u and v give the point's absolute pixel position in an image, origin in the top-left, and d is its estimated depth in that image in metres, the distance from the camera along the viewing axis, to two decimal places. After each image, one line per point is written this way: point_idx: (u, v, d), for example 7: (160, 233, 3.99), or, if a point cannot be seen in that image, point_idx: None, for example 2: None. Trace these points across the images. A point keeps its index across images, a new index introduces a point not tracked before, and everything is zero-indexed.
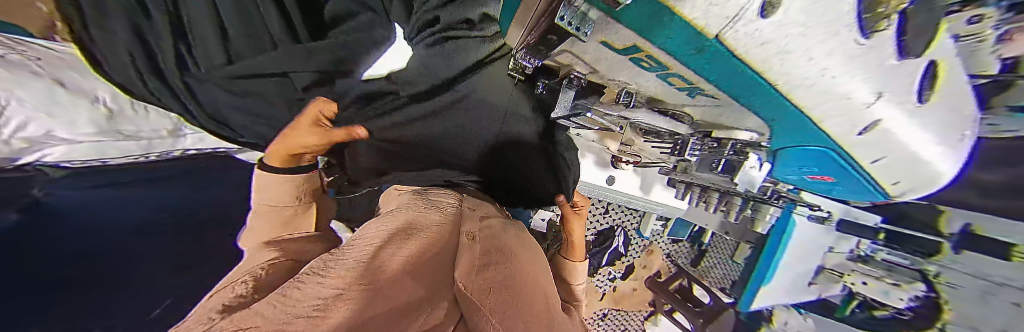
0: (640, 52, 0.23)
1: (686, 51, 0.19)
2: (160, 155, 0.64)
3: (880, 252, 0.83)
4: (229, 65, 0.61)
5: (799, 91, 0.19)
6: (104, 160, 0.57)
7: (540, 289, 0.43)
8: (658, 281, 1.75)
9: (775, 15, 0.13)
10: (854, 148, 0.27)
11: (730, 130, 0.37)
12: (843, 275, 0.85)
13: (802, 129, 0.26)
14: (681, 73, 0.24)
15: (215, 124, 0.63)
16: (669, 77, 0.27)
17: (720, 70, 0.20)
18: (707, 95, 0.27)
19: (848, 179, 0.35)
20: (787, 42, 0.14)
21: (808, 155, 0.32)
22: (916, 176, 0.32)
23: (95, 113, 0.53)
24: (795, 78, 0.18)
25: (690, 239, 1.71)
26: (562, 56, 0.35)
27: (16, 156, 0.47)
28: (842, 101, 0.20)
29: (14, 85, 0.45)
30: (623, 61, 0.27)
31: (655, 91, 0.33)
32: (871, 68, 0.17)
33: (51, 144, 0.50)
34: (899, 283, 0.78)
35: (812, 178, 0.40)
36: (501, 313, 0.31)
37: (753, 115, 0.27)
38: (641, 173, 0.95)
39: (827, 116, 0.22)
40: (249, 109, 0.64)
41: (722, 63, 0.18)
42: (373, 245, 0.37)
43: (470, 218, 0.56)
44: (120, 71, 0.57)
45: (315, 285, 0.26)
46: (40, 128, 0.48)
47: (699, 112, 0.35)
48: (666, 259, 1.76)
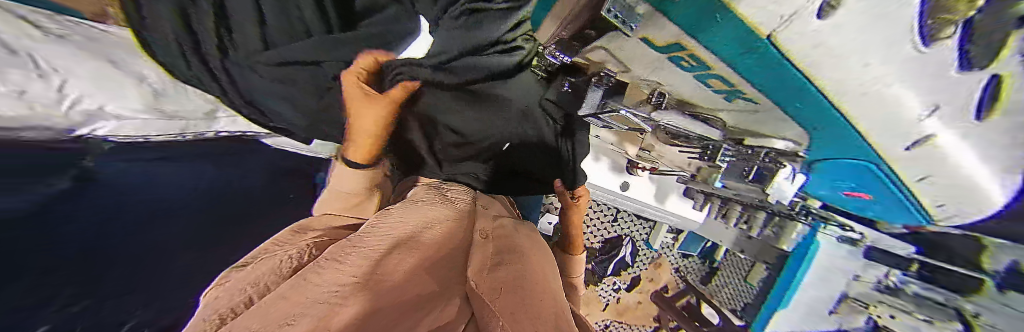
0: (683, 50, 0.26)
1: (733, 49, 0.22)
2: (195, 135, 0.70)
3: (912, 285, 0.71)
4: (264, 51, 0.59)
5: (835, 86, 0.22)
6: (147, 138, 0.63)
7: (550, 292, 0.42)
8: (664, 296, 1.71)
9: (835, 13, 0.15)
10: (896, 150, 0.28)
11: (766, 138, 0.39)
12: (867, 307, 0.78)
13: (836, 126, 0.28)
14: (722, 73, 0.27)
15: (247, 106, 0.67)
16: (709, 78, 0.30)
17: (763, 67, 0.23)
18: (745, 97, 0.30)
19: (874, 180, 0.37)
20: (840, 40, 0.17)
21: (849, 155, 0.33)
22: (955, 188, 0.32)
23: (142, 92, 0.56)
24: (834, 74, 0.21)
25: (703, 254, 1.62)
26: (595, 53, 0.36)
27: (73, 128, 0.50)
28: (879, 103, 0.22)
29: (74, 64, 0.47)
30: (662, 59, 0.30)
31: (688, 92, 0.35)
32: (917, 73, 0.19)
33: (102, 121, 0.54)
34: (932, 320, 0.68)
35: (838, 177, 0.41)
36: (512, 312, 0.30)
37: (785, 112, 0.30)
38: (655, 182, 0.94)
39: (860, 113, 0.24)
40: (279, 94, 0.66)
41: (766, 59, 0.22)
42: (390, 233, 0.39)
43: (483, 216, 0.57)
44: (165, 52, 0.54)
45: (333, 271, 0.27)
46: (94, 103, 0.51)
47: (735, 116, 0.37)
48: (674, 273, 1.70)
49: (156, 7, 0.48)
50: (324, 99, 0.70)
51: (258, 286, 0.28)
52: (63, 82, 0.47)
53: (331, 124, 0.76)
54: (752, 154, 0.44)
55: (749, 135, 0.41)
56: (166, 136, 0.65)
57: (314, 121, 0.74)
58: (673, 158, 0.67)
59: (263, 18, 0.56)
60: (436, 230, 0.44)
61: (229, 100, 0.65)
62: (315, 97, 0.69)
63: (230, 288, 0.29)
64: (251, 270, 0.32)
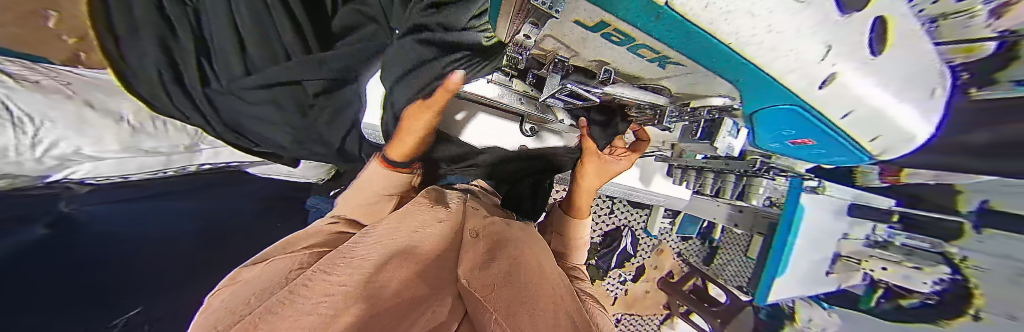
0: (608, 27, 0.25)
1: (646, 20, 0.21)
2: (177, 170, 0.68)
3: (900, 236, 0.70)
4: (248, 77, 0.64)
5: (751, 48, 0.20)
6: (125, 177, 0.61)
7: (546, 281, 0.44)
8: (670, 281, 1.72)
9: None
10: (824, 104, 0.26)
11: (705, 97, 0.37)
12: (861, 263, 0.74)
13: (769, 88, 0.26)
14: (648, 43, 0.26)
15: (233, 134, 0.69)
16: (639, 49, 0.29)
17: (677, 36, 0.22)
18: (674, 62, 0.29)
19: (827, 141, 0.33)
20: (727, 3, 0.16)
21: (780, 116, 0.31)
22: (895, 132, 0.30)
23: (122, 129, 0.56)
24: (743, 36, 0.19)
25: (701, 236, 1.66)
26: (547, 42, 0.38)
27: (46, 175, 0.50)
28: (795, 60, 0.20)
29: (47, 107, 0.47)
30: (596, 38, 0.30)
31: (632, 68, 0.35)
32: (818, 24, 0.17)
33: (78, 162, 0.53)
34: (921, 267, 0.66)
35: (793, 143, 0.38)
36: (506, 307, 0.32)
37: (720, 78, 0.28)
38: (639, 165, 0.98)
39: (784, 72, 0.22)
40: (263, 117, 0.69)
41: (677, 27, 0.20)
42: (379, 242, 0.39)
43: (474, 215, 0.58)
44: (145, 83, 0.56)
45: (322, 284, 0.27)
46: (70, 146, 0.50)
47: (675, 83, 0.37)
48: (677, 258, 1.72)
49: (135, 40, 0.53)
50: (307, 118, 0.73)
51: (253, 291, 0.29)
52: (38, 128, 0.47)
53: (319, 142, 0.79)
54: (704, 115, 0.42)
55: (694, 99, 0.40)
56: (144, 174, 0.63)
57: (301, 138, 0.75)
58: (646, 139, 0.73)
59: (246, 51, 0.62)
60: (425, 231, 0.44)
61: (215, 130, 0.67)
62: (297, 116, 0.72)
63: (217, 308, 0.27)
64: (241, 288, 0.31)
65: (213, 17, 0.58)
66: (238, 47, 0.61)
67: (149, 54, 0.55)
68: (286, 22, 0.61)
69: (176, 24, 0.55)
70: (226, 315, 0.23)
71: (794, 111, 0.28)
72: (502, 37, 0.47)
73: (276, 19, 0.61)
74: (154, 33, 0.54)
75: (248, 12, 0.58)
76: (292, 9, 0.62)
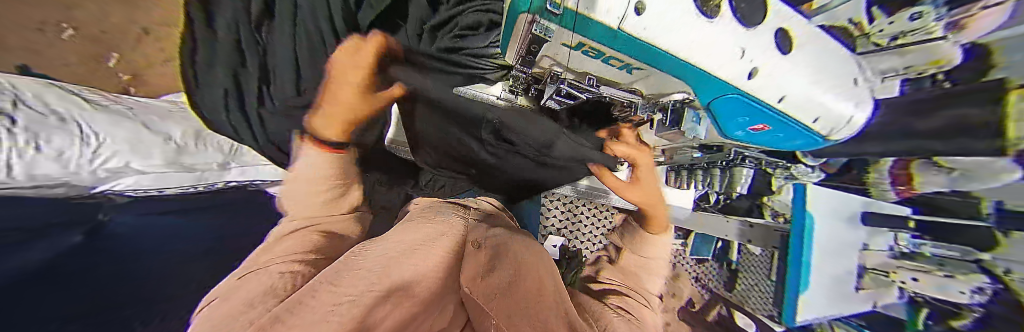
0: (585, 46, 0.32)
1: (607, 38, 0.28)
2: (205, 186, 0.73)
3: (927, 246, 0.69)
4: (301, 99, 0.74)
5: (687, 54, 0.27)
6: (160, 191, 0.64)
7: (546, 296, 0.42)
8: (692, 310, 1.56)
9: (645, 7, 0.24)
10: (761, 95, 0.31)
11: (667, 94, 0.43)
12: (890, 275, 0.71)
13: (713, 87, 0.31)
14: (615, 56, 0.32)
15: (275, 150, 0.74)
16: (610, 61, 0.36)
17: (631, 50, 0.29)
18: (637, 69, 0.34)
19: (778, 126, 0.35)
20: (656, 21, 0.25)
21: (730, 110, 0.34)
22: (830, 116, 0.34)
23: (166, 147, 0.64)
24: (681, 45, 0.27)
25: (716, 257, 1.58)
26: (543, 62, 0.43)
27: (94, 185, 0.54)
28: (717, 58, 0.28)
29: (110, 123, 0.57)
30: (577, 54, 0.36)
31: (609, 75, 0.41)
32: (732, 32, 0.27)
33: (125, 174, 0.58)
34: (953, 275, 0.65)
35: (750, 132, 0.39)
36: (507, 313, 0.32)
37: (675, 80, 0.33)
38: None
39: (720, 69, 0.29)
40: (301, 131, 0.74)
41: (630, 43, 0.27)
42: (390, 249, 0.42)
43: (475, 230, 0.58)
44: (215, 102, 0.68)
45: (327, 296, 0.20)
46: (119, 161, 0.57)
47: (646, 87, 0.43)
48: (695, 283, 1.61)
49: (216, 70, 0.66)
50: None
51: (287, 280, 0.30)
52: (99, 143, 0.54)
53: None
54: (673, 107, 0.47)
55: (660, 97, 0.45)
56: (175, 189, 0.67)
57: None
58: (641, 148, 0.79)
59: None
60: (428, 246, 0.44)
61: (262, 146, 0.74)
62: None
63: (223, 302, 0.25)
64: (223, 300, 0.27)
65: (273, 38, 0.64)
66: (299, 75, 0.73)
67: (219, 78, 0.65)
68: (341, 52, 0.64)
69: (247, 53, 0.63)
70: (262, 295, 0.25)
71: (741, 105, 0.32)
72: (509, 59, 0.52)
73: (333, 55, 0.73)
74: (228, 66, 0.63)
75: (314, 47, 0.71)
76: None
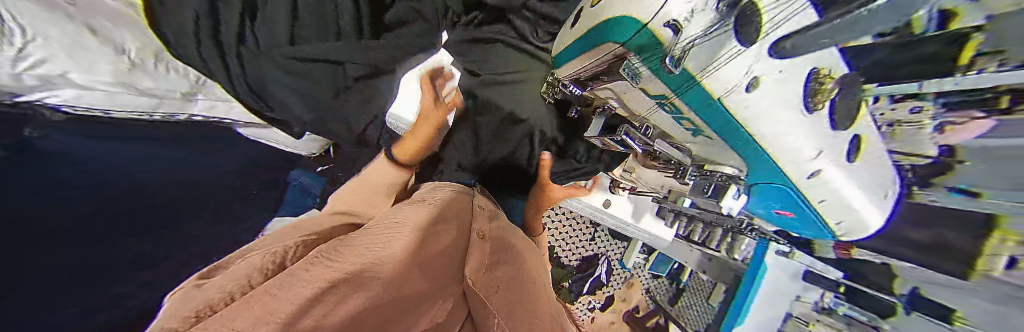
0: (666, 98, 0.42)
1: (701, 101, 0.35)
2: (163, 116, 0.68)
3: (845, 306, 0.64)
4: (289, 46, 0.69)
5: (767, 140, 0.31)
6: (105, 113, 0.59)
7: (543, 294, 0.46)
8: (635, 317, 1.77)
9: (756, 90, 0.28)
10: (810, 192, 0.36)
11: (718, 165, 0.45)
12: (808, 325, 0.68)
13: (773, 170, 0.35)
14: (693, 118, 0.40)
15: (252, 96, 0.71)
16: (683, 120, 0.43)
17: (709, 115, 0.35)
18: (706, 135, 0.41)
19: (805, 216, 0.43)
20: (762, 104, 0.28)
21: (773, 192, 0.41)
22: (853, 221, 0.40)
23: (118, 65, 0.57)
24: (769, 131, 0.30)
25: (671, 276, 1.67)
26: (615, 85, 0.54)
27: (25, 94, 0.47)
28: (794, 152, 0.31)
29: (46, 23, 0.47)
30: (654, 102, 0.46)
31: (673, 130, 0.49)
32: (816, 134, 0.29)
33: (58, 87, 0.51)
34: None
35: (779, 213, 0.48)
36: (507, 310, 0.33)
37: (733, 153, 0.39)
38: (633, 200, 1.05)
39: (787, 161, 0.32)
40: (289, 86, 0.72)
41: (709, 109, 0.34)
42: (379, 235, 0.39)
43: (478, 216, 0.59)
44: (172, 22, 0.59)
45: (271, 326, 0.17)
46: (55, 69, 0.49)
47: (700, 149, 0.47)
48: (644, 294, 1.79)
49: None
50: (339, 96, 0.77)
51: (241, 282, 0.27)
52: (28, 42, 0.45)
53: (337, 120, 0.81)
54: (714, 176, 0.47)
55: (708, 163, 0.47)
56: (129, 113, 0.62)
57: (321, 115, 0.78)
58: (648, 179, 0.81)
59: (295, 19, 0.67)
60: (438, 232, 0.44)
61: (235, 89, 0.69)
62: (330, 93, 0.76)
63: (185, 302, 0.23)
64: (197, 294, 0.24)
65: None
66: (290, 14, 0.66)
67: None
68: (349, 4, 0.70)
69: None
70: (203, 314, 0.20)
71: (784, 191, 0.38)
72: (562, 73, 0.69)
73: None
74: None
75: None
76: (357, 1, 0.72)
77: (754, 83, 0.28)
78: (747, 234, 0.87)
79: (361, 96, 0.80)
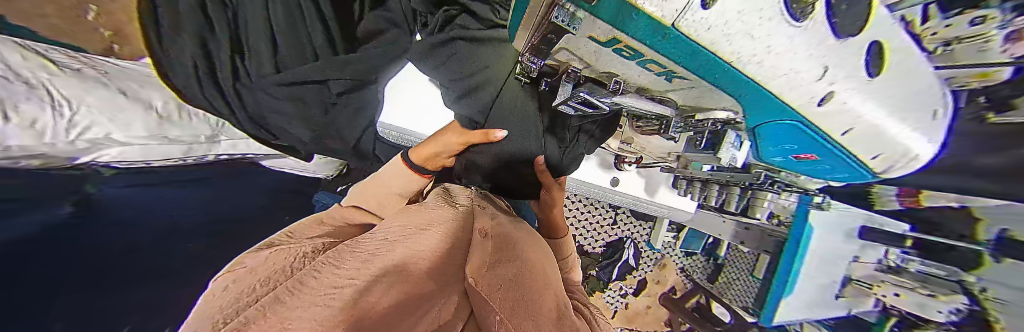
0: (620, 43, 0.28)
1: (652, 37, 0.23)
2: (195, 159, 0.75)
3: (913, 262, 0.75)
4: (276, 74, 0.73)
5: (752, 68, 0.22)
6: (147, 162, 0.66)
7: (550, 289, 0.45)
8: (672, 298, 1.69)
9: (714, 5, 0.18)
10: (823, 124, 0.28)
11: (708, 110, 0.39)
12: (872, 287, 0.78)
13: (770, 107, 0.28)
14: (656, 58, 0.28)
15: (258, 128, 0.76)
16: (648, 63, 0.31)
17: (685, 54, 0.24)
18: (681, 77, 0.31)
19: (831, 158, 0.35)
20: (728, 24, 0.19)
21: (780, 132, 0.32)
22: (891, 150, 0.32)
23: (150, 117, 0.63)
24: (749, 56, 0.21)
25: (705, 252, 1.64)
26: (561, 54, 0.42)
27: (75, 157, 0.54)
28: (796, 76, 0.23)
29: (84, 92, 0.53)
30: (609, 51, 0.32)
31: (641, 79, 0.37)
32: (814, 45, 0.22)
33: (107, 146, 0.57)
34: (935, 294, 0.69)
35: (796, 158, 0.39)
36: (511, 308, 0.32)
37: (720, 92, 0.30)
38: (645, 175, 1.00)
39: (787, 91, 0.25)
40: (288, 113, 0.76)
41: (683, 47, 0.22)
42: (376, 244, 0.40)
43: (481, 216, 0.59)
44: (179, 75, 0.65)
45: (304, 308, 0.18)
46: (101, 132, 0.55)
47: (682, 96, 0.38)
48: (681, 273, 1.70)
49: (175, 39, 0.63)
50: (329, 114, 0.83)
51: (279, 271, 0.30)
52: (74, 112, 0.51)
53: (336, 138, 0.86)
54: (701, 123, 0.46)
55: (698, 111, 0.41)
56: (167, 160, 0.70)
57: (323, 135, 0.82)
58: (654, 149, 0.80)
59: (276, 51, 0.73)
60: (432, 233, 0.45)
61: (242, 124, 0.73)
62: (320, 113, 0.81)
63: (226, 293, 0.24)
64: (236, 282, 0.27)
65: (251, 25, 0.69)
66: (271, 47, 0.71)
67: (186, 49, 0.64)
68: (318, 24, 0.73)
69: (215, 22, 0.66)
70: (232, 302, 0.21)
71: (791, 130, 0.31)
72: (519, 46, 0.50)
73: (308, 23, 0.73)
74: (195, 31, 0.64)
75: (285, 14, 0.70)
76: (328, 23, 0.76)
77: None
78: (767, 189, 0.82)
79: (348, 112, 0.85)
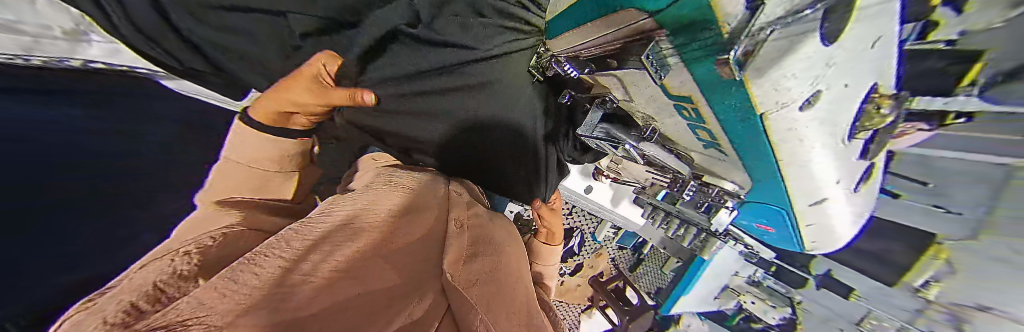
0: (691, 101, 0.35)
1: (734, 115, 0.29)
2: (54, 61, 0.78)
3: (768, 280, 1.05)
4: None
5: (790, 155, 0.29)
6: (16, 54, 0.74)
7: (521, 283, 0.46)
8: (599, 280, 1.95)
9: (814, 109, 0.23)
10: (797, 199, 0.36)
11: (718, 178, 0.48)
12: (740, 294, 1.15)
13: (772, 179, 0.35)
14: (712, 128, 0.36)
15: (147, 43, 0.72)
16: (699, 128, 0.39)
17: (745, 134, 0.31)
18: (721, 149, 0.39)
19: (782, 221, 0.45)
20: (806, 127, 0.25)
21: (765, 194, 0.41)
22: (824, 229, 0.42)
23: None
24: (792, 148, 0.28)
25: (633, 247, 1.90)
26: (609, 79, 0.51)
27: None
28: (810, 168, 0.30)
29: None
30: (670, 104, 0.40)
31: (672, 130, 0.46)
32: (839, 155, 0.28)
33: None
34: (775, 306, 1.04)
35: (760, 224, 0.52)
36: (486, 303, 0.33)
37: (741, 162, 0.38)
38: (614, 188, 1.05)
39: (794, 175, 0.32)
40: (215, 40, 0.71)
41: (750, 128, 0.29)
42: (345, 228, 0.35)
43: (460, 206, 0.58)
44: None
45: (230, 292, 0.17)
46: None
47: (701, 157, 0.48)
48: (610, 262, 1.96)
49: None
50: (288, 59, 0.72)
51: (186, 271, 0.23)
52: None
53: None
54: (711, 193, 0.52)
55: (708, 175, 0.49)
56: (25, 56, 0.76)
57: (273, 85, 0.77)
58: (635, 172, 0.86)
59: None
60: (418, 226, 0.43)
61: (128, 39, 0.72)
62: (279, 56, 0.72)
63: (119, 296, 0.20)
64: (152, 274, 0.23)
65: None
66: None
67: None
68: None
69: None
70: (131, 302, 0.17)
71: (775, 195, 0.39)
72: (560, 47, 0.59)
73: None
74: None
75: None
76: None
77: (814, 100, 0.22)
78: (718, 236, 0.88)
79: (311, 60, 0.72)
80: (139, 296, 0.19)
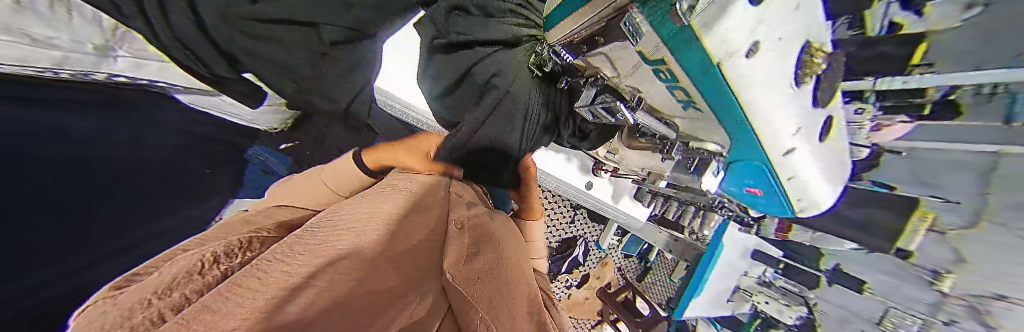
0: (663, 65, 0.39)
1: (700, 72, 0.34)
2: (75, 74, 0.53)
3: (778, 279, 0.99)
4: None
5: (754, 103, 0.35)
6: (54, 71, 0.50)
7: (522, 284, 0.44)
8: (608, 291, 1.91)
9: (756, 55, 0.30)
10: (772, 151, 0.42)
11: (702, 142, 0.52)
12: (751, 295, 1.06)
13: (746, 133, 0.41)
14: (685, 87, 0.40)
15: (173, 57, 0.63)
16: (676, 90, 0.43)
17: (714, 89, 0.36)
18: (696, 107, 0.43)
19: (768, 184, 0.50)
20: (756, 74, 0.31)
21: (744, 153, 0.46)
22: (802, 184, 0.47)
23: None
24: (752, 95, 0.34)
25: (639, 255, 1.86)
26: (595, 59, 0.54)
27: None
28: (771, 114, 0.36)
29: None
30: (648, 72, 0.44)
31: (657, 102, 0.50)
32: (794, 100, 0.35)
33: None
34: (790, 305, 0.95)
35: (750, 189, 0.54)
36: (489, 301, 0.30)
37: (720, 123, 0.42)
38: (614, 182, 1.08)
39: (762, 124, 0.38)
40: None
41: (716, 83, 0.34)
42: (344, 231, 0.34)
43: (461, 208, 0.56)
44: None
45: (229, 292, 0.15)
46: None
47: (685, 124, 0.51)
48: (617, 272, 1.92)
49: None
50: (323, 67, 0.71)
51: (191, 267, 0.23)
52: None
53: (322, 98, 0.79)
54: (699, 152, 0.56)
55: (693, 141, 0.54)
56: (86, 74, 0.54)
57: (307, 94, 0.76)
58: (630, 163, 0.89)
59: None
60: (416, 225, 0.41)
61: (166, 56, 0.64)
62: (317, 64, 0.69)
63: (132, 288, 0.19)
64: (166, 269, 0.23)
65: None
66: None
67: None
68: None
69: None
70: (130, 299, 0.16)
71: (754, 152, 0.44)
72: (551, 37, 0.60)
73: None
74: None
75: None
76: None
77: (755, 48, 0.29)
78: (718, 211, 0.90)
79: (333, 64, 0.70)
80: (139, 294, 0.17)
